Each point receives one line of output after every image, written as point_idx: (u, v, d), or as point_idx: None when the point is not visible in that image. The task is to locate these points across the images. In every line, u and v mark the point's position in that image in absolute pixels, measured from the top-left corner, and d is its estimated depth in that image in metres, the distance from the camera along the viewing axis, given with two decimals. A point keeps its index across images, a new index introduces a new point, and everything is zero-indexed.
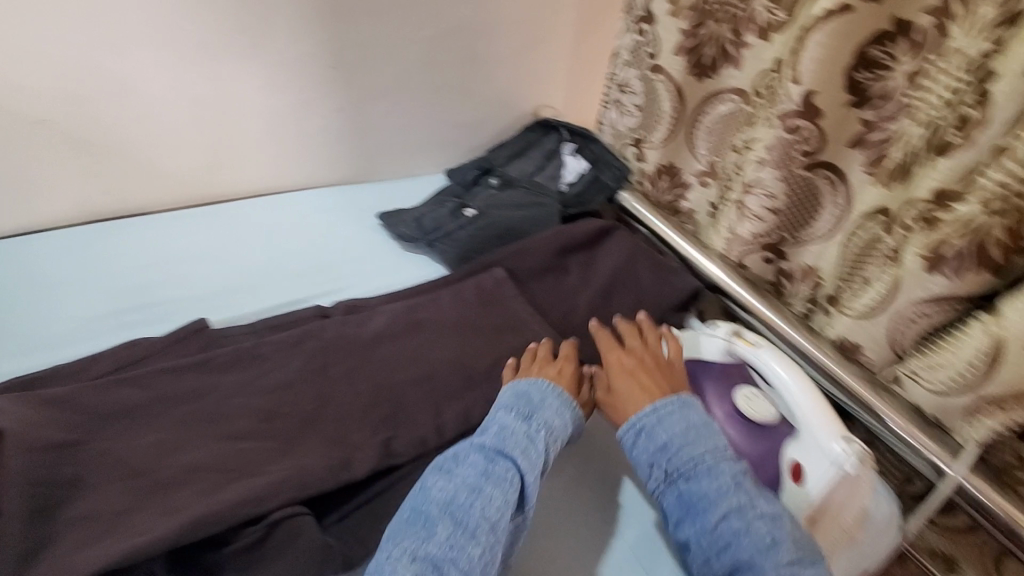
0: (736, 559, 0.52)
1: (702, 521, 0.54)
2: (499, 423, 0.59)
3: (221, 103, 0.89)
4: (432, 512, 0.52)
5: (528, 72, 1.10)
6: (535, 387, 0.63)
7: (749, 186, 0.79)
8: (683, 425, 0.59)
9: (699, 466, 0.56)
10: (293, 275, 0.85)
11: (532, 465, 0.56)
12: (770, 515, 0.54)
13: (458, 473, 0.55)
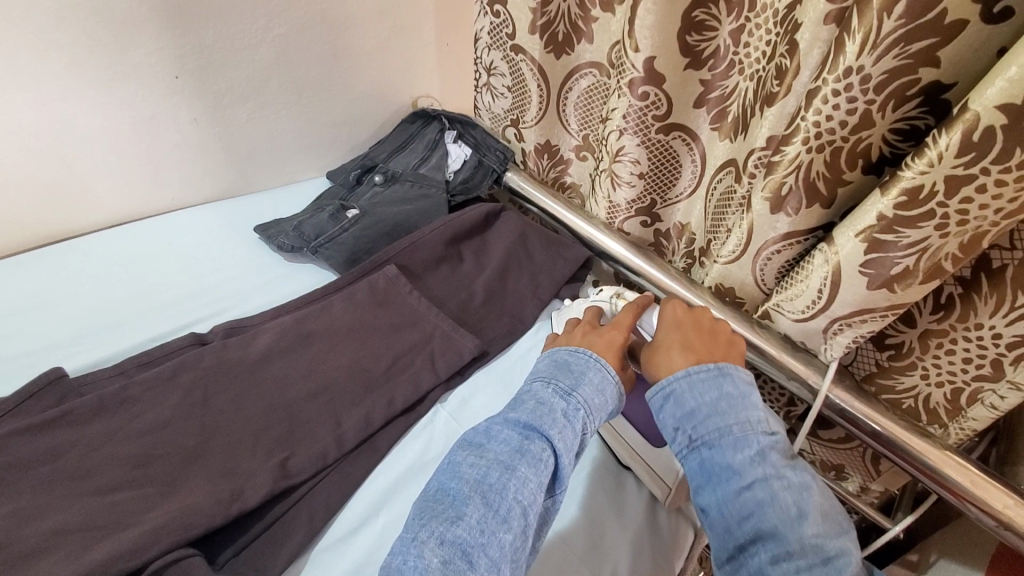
0: (758, 528, 0.48)
1: (727, 490, 0.51)
2: (539, 398, 0.56)
3: (52, 129, 0.80)
4: (464, 493, 0.48)
5: (397, 64, 1.08)
6: (575, 359, 0.61)
7: (616, 155, 0.81)
8: (716, 394, 0.55)
9: (729, 435, 0.53)
10: (164, 305, 0.79)
11: (568, 446, 0.52)
12: (797, 485, 0.50)
13: (490, 450, 0.51)
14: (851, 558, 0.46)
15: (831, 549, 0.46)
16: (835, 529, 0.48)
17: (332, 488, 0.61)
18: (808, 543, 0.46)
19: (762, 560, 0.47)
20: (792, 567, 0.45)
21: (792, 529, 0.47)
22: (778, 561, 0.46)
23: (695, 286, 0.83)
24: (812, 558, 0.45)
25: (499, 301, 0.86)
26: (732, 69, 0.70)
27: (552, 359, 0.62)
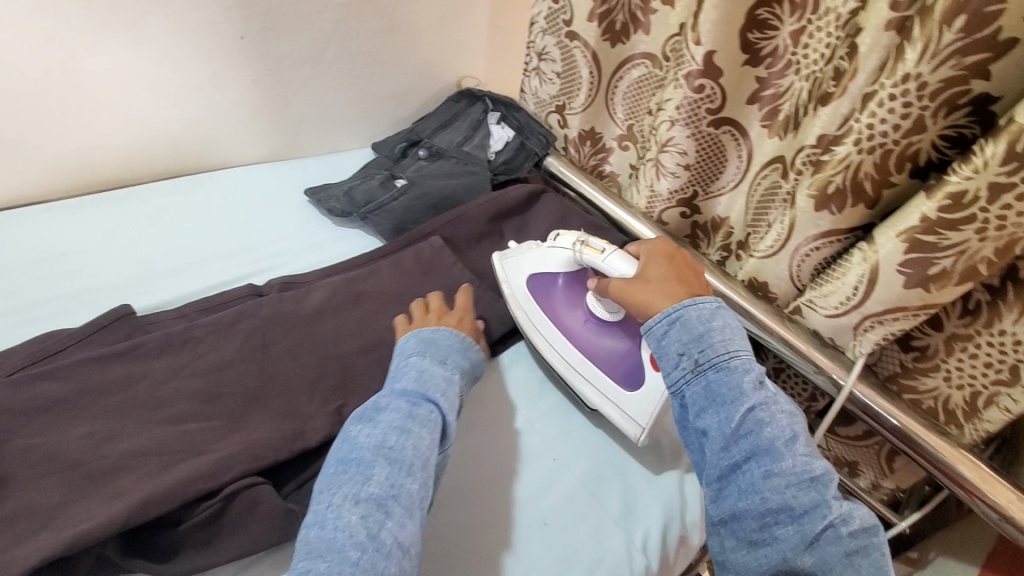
0: (755, 446, 0.51)
1: (728, 411, 0.53)
2: (416, 371, 0.60)
3: (121, 76, 0.82)
4: (365, 457, 0.52)
5: (449, 42, 1.09)
6: (439, 335, 0.66)
7: (664, 145, 0.84)
8: (720, 325, 0.57)
9: (734, 363, 0.55)
10: (220, 255, 0.81)
11: (449, 407, 0.58)
12: (788, 410, 0.54)
13: (382, 419, 0.55)
14: (831, 472, 0.51)
15: (819, 469, 0.50)
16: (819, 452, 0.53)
17: None
18: (800, 462, 0.50)
19: (756, 475, 0.50)
20: (783, 482, 0.49)
21: (785, 450, 0.51)
22: (770, 476, 0.50)
23: (728, 279, 0.87)
24: (801, 475, 0.50)
25: None
26: (788, 68, 0.72)
27: (412, 339, 0.65)
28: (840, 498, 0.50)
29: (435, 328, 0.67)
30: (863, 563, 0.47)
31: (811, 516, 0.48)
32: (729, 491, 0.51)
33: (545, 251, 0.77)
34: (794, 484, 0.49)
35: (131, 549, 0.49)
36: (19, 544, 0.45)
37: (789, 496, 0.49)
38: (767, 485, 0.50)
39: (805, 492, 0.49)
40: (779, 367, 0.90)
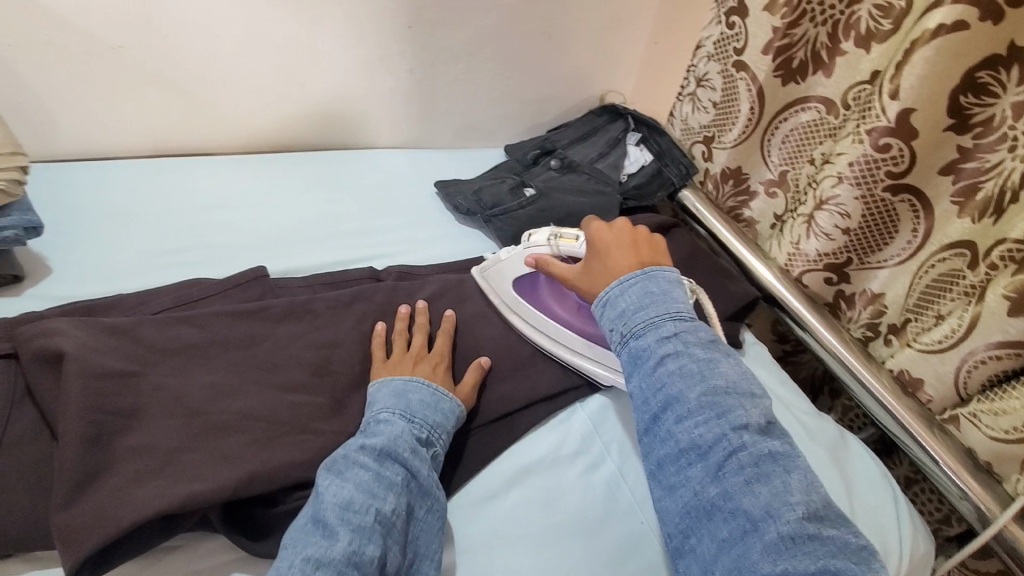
0: (666, 397, 0.50)
1: (641, 368, 0.53)
2: (388, 425, 0.55)
3: (299, 51, 0.85)
4: (329, 520, 0.48)
5: (604, 55, 1.06)
6: (410, 388, 0.59)
7: (823, 202, 0.78)
8: (640, 290, 0.56)
9: (650, 321, 0.54)
10: (350, 233, 0.83)
11: (420, 468, 0.54)
12: (708, 358, 0.52)
13: (350, 477, 0.51)
14: (750, 411, 0.49)
15: (727, 403, 0.49)
16: (740, 389, 0.51)
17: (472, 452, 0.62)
18: (705, 401, 0.49)
19: (670, 423, 0.50)
20: (691, 423, 0.49)
21: (692, 393, 0.50)
22: (682, 420, 0.49)
23: (873, 366, 0.77)
24: (708, 413, 0.49)
25: None
26: (1001, 143, 0.62)
27: (385, 388, 0.59)
28: (749, 429, 0.48)
29: (410, 376, 0.61)
30: (768, 489, 0.45)
31: (716, 451, 0.47)
32: (649, 443, 0.51)
33: (513, 253, 0.74)
34: (700, 421, 0.49)
35: (231, 520, 0.50)
36: (139, 486, 0.48)
37: (696, 436, 0.48)
38: (680, 429, 0.49)
39: (710, 432, 0.48)
40: (911, 476, 0.83)
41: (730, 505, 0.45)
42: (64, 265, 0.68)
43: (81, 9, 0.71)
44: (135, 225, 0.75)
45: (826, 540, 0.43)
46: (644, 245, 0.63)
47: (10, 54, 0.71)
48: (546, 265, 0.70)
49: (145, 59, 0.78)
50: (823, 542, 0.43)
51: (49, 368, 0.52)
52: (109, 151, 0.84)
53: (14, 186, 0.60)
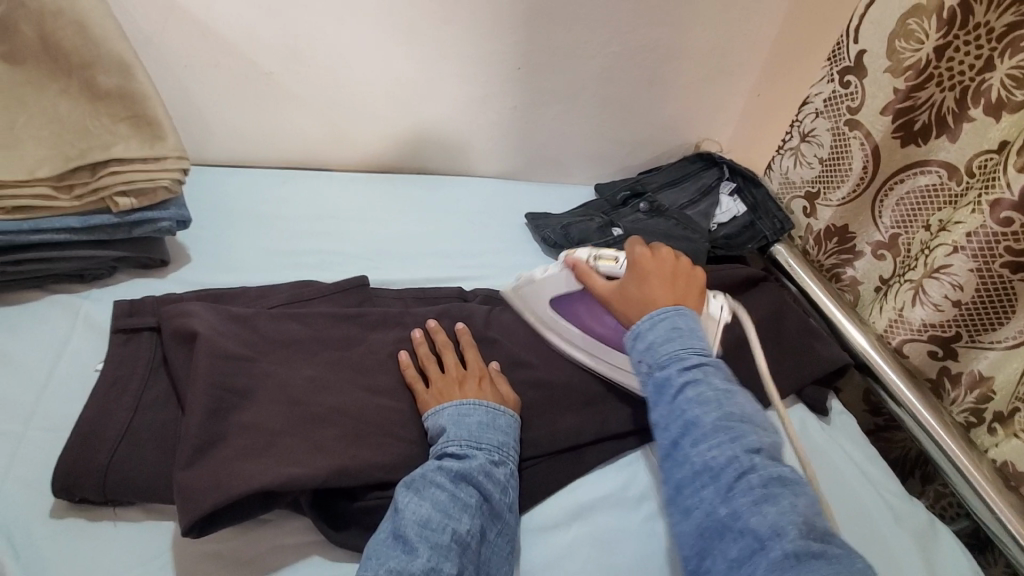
0: (685, 421, 0.51)
1: (660, 392, 0.53)
2: (461, 448, 0.58)
3: (417, 84, 0.92)
4: (409, 536, 0.50)
5: (704, 105, 1.07)
6: (475, 411, 0.61)
7: (935, 271, 0.74)
8: (669, 325, 0.57)
9: (675, 351, 0.55)
10: (443, 253, 0.89)
11: (493, 491, 0.56)
12: (725, 387, 0.53)
13: (429, 495, 0.53)
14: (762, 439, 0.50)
15: (741, 429, 0.50)
16: (753, 419, 0.52)
17: (539, 478, 0.64)
18: (721, 425, 0.50)
19: (687, 447, 0.51)
20: (706, 446, 0.49)
21: (708, 417, 0.51)
22: (696, 444, 0.50)
23: (974, 456, 0.73)
24: (722, 437, 0.49)
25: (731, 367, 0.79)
26: None
27: (443, 414, 0.60)
28: (760, 455, 0.49)
29: (461, 400, 0.62)
30: (777, 509, 0.46)
31: (729, 475, 0.48)
32: (663, 467, 0.52)
33: (549, 272, 0.73)
34: (714, 444, 0.49)
35: (317, 506, 0.54)
36: (246, 460, 0.53)
37: (710, 460, 0.49)
38: (694, 453, 0.50)
39: (725, 456, 0.49)
40: None
41: (739, 524, 0.46)
42: (201, 256, 0.78)
43: (242, 40, 0.82)
44: (260, 227, 0.84)
45: (833, 557, 0.43)
46: (683, 281, 0.63)
47: (180, 71, 0.82)
48: (584, 277, 0.69)
49: (288, 83, 0.87)
50: (827, 560, 0.42)
51: (182, 346, 0.59)
52: (244, 161, 0.95)
53: (173, 185, 0.69)
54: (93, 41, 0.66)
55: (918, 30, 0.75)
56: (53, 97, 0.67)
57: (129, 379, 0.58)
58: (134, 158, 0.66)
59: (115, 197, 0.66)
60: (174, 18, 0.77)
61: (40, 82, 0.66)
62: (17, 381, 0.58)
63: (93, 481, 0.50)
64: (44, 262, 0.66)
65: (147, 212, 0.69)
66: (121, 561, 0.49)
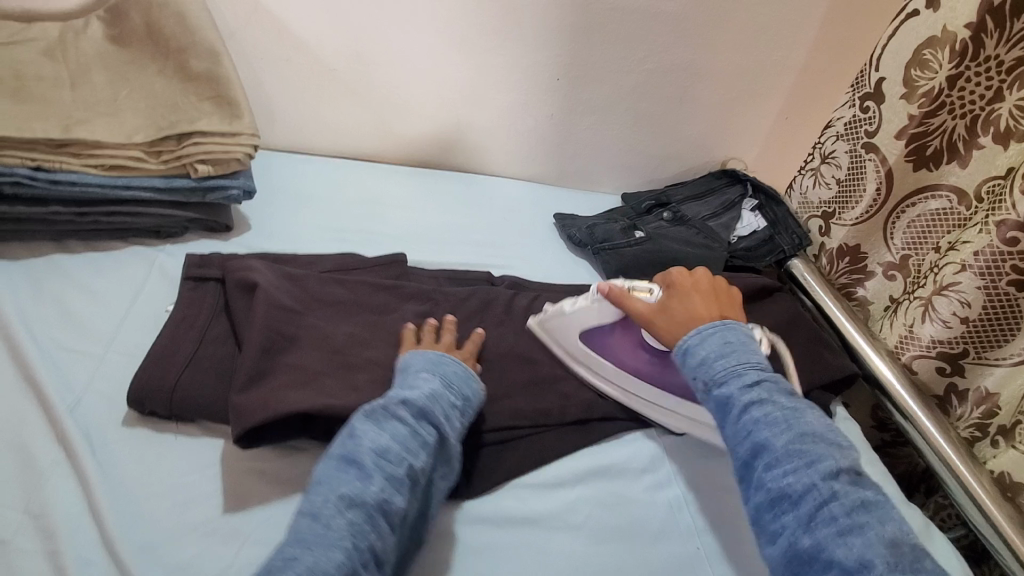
0: (756, 446, 0.54)
1: (729, 416, 0.56)
2: (427, 386, 0.60)
3: (465, 89, 1.00)
4: (365, 462, 0.53)
5: (731, 124, 1.13)
6: (444, 362, 0.65)
7: (943, 288, 0.78)
8: (720, 342, 0.61)
9: (732, 372, 0.58)
10: (474, 242, 0.96)
11: (450, 433, 0.59)
12: (792, 409, 0.55)
13: (389, 427, 0.56)
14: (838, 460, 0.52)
15: (815, 452, 0.52)
16: (826, 438, 0.54)
17: (546, 445, 0.69)
18: (792, 449, 0.52)
19: (760, 471, 0.53)
20: (781, 472, 0.52)
21: (779, 441, 0.53)
22: (770, 468, 0.52)
23: (974, 466, 0.75)
24: (797, 461, 0.52)
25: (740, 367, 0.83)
26: None
27: (420, 356, 0.65)
28: (838, 478, 0.51)
29: (442, 353, 0.66)
30: (863, 540, 0.47)
31: (807, 500, 0.50)
32: (746, 492, 0.54)
33: (578, 304, 0.73)
34: (789, 471, 0.51)
35: None
36: (293, 389, 0.60)
37: (785, 485, 0.51)
38: (769, 477, 0.52)
39: (798, 479, 0.51)
40: None
41: (824, 553, 0.47)
42: (259, 226, 0.87)
43: (313, 39, 0.91)
44: (311, 205, 0.93)
45: None
46: (722, 299, 0.69)
47: (258, 64, 0.93)
48: (623, 303, 0.70)
49: (349, 80, 0.97)
50: None
51: (243, 295, 0.67)
52: (300, 148, 1.04)
53: (243, 158, 0.77)
54: (190, 31, 0.76)
55: (932, 60, 0.80)
56: (151, 76, 0.77)
57: (196, 318, 0.66)
58: (214, 132, 0.75)
59: (195, 164, 0.75)
60: (258, 16, 0.88)
61: (142, 63, 0.77)
62: (102, 313, 0.67)
63: (162, 397, 0.58)
64: (129, 216, 0.75)
65: (220, 180, 0.77)
66: (175, 469, 0.56)
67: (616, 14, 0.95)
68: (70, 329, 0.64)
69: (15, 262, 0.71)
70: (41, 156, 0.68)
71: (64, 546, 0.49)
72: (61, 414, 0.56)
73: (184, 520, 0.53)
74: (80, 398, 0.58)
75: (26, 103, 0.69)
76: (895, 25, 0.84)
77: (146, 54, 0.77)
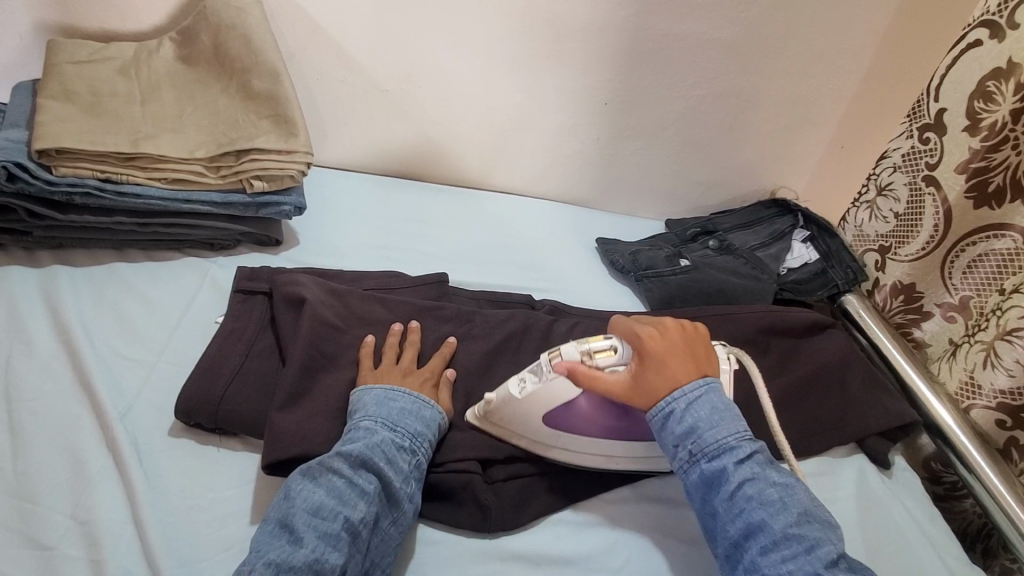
0: (751, 525, 0.55)
1: (722, 492, 0.57)
2: (370, 431, 0.58)
3: (511, 111, 1.01)
4: (297, 525, 0.50)
5: (782, 153, 1.10)
6: (391, 397, 0.62)
7: (1008, 334, 0.75)
8: (709, 409, 0.60)
9: (725, 446, 0.58)
10: (515, 264, 0.95)
11: (396, 479, 0.56)
12: (782, 484, 0.57)
13: (324, 482, 0.53)
14: (830, 543, 0.54)
15: (813, 537, 0.54)
16: (815, 515, 0.56)
17: (583, 479, 0.67)
18: (791, 534, 0.54)
19: (755, 552, 0.54)
20: (780, 557, 0.53)
21: (777, 524, 0.54)
22: (766, 552, 0.53)
23: None
24: (795, 547, 0.53)
25: (787, 416, 0.81)
26: None
27: (368, 394, 0.62)
28: (836, 566, 0.52)
29: (390, 386, 0.63)
30: None
31: None
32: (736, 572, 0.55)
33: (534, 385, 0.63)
34: (789, 556, 0.53)
35: None
36: (332, 415, 0.61)
37: (786, 571, 0.52)
38: (767, 562, 0.53)
39: (800, 565, 0.52)
40: None
41: None
42: (306, 241, 0.89)
43: (365, 60, 0.93)
44: (357, 221, 0.94)
45: None
46: (699, 352, 0.64)
47: (314, 84, 0.95)
48: (594, 384, 0.61)
49: (399, 100, 0.98)
50: None
51: (291, 309, 0.68)
52: (348, 165, 1.06)
53: (298, 175, 0.79)
54: (254, 53, 0.79)
55: (996, 93, 0.75)
56: (214, 94, 0.80)
57: (244, 331, 0.67)
58: (271, 149, 0.77)
59: (251, 179, 0.78)
60: (317, 38, 0.90)
61: (207, 82, 0.81)
62: (155, 321, 0.69)
63: (209, 411, 0.59)
64: (187, 229, 0.78)
65: (275, 196, 0.80)
66: (214, 483, 0.57)
67: (666, 40, 0.94)
68: (123, 336, 0.66)
69: (79, 268, 0.74)
70: (112, 169, 0.71)
71: (106, 555, 0.49)
72: (112, 420, 0.57)
73: (222, 535, 0.53)
74: (131, 406, 0.60)
75: (99, 118, 0.73)
76: (953, 54, 0.80)
77: (211, 74, 0.81)
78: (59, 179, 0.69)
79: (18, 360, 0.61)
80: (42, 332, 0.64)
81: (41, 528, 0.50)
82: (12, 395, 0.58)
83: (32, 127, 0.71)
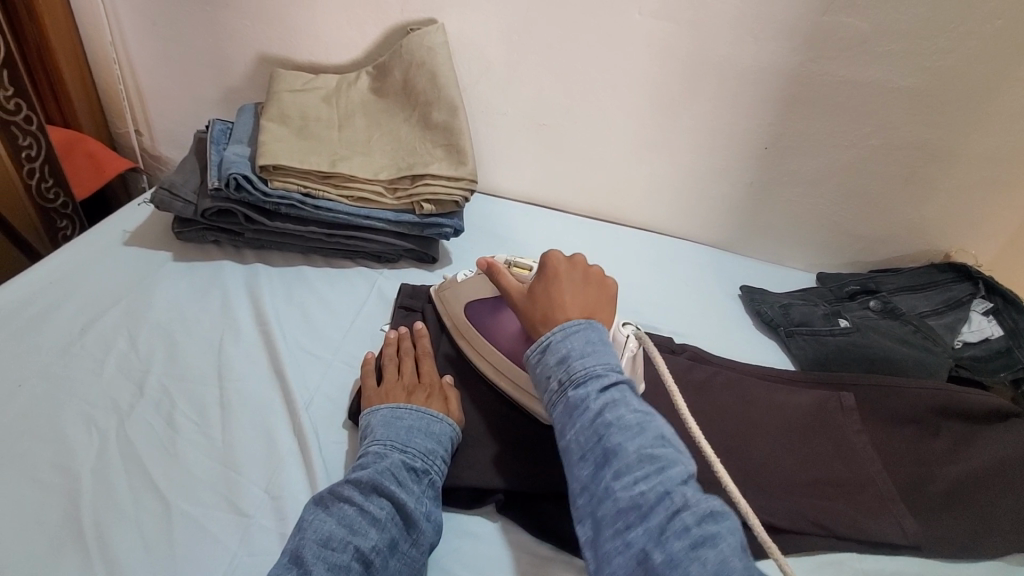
0: (606, 449, 0.51)
1: (582, 419, 0.53)
2: (379, 456, 0.58)
3: (663, 149, 1.00)
4: (306, 557, 0.50)
5: (965, 214, 0.99)
6: (402, 418, 0.62)
7: None
8: (583, 341, 0.58)
9: (593, 373, 0.55)
10: (655, 303, 0.94)
11: (408, 499, 0.55)
12: (642, 411, 0.53)
13: (334, 511, 0.53)
14: (682, 464, 0.50)
15: (665, 458, 0.50)
16: (671, 441, 0.52)
17: None
18: (644, 454, 0.50)
19: (608, 479, 0.50)
20: (631, 480, 0.49)
21: (632, 447, 0.50)
22: (619, 477, 0.49)
23: None
24: (647, 468, 0.49)
25: (958, 512, 0.71)
26: None
27: (376, 414, 0.62)
28: (686, 485, 0.48)
29: (397, 404, 0.64)
30: (716, 552, 0.43)
31: (657, 511, 0.46)
32: (587, 503, 0.51)
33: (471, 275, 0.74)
34: (640, 479, 0.49)
35: (512, 503, 0.63)
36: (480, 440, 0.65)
37: (636, 493, 0.48)
38: (618, 487, 0.49)
39: (650, 486, 0.48)
40: None
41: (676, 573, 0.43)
42: (459, 261, 0.95)
43: (530, 95, 0.98)
44: (504, 246, 0.99)
45: None
46: (592, 292, 0.65)
47: (479, 115, 1.02)
48: (498, 278, 0.69)
49: (555, 133, 1.02)
50: None
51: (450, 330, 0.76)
52: (496, 191, 1.12)
53: (461, 201, 0.85)
54: (438, 88, 0.87)
55: None
56: (398, 123, 0.89)
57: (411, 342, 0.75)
58: (443, 175, 0.83)
59: (422, 202, 0.84)
60: (489, 74, 0.97)
61: (394, 114, 0.90)
62: (334, 323, 0.77)
63: None
64: (362, 241, 0.86)
65: (438, 218, 0.86)
66: None
67: (844, 87, 0.89)
68: (306, 333, 0.75)
69: (275, 269, 0.84)
70: (313, 184, 0.81)
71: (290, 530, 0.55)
72: (299, 409, 0.64)
73: None
74: (312, 397, 0.67)
75: (307, 141, 0.84)
76: None
77: (398, 106, 0.90)
78: (272, 192, 0.80)
79: (228, 344, 0.71)
80: (247, 323, 0.74)
81: (243, 498, 0.57)
82: (224, 374, 0.67)
83: (255, 145, 0.83)
